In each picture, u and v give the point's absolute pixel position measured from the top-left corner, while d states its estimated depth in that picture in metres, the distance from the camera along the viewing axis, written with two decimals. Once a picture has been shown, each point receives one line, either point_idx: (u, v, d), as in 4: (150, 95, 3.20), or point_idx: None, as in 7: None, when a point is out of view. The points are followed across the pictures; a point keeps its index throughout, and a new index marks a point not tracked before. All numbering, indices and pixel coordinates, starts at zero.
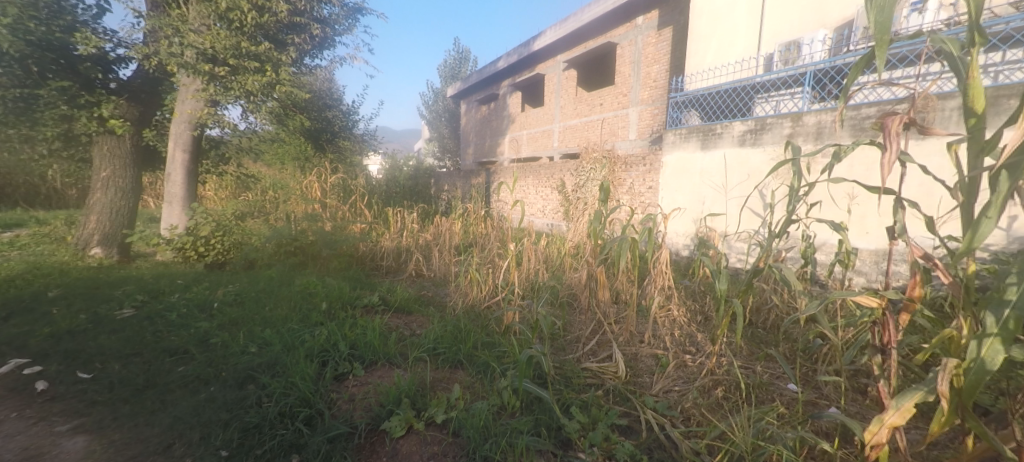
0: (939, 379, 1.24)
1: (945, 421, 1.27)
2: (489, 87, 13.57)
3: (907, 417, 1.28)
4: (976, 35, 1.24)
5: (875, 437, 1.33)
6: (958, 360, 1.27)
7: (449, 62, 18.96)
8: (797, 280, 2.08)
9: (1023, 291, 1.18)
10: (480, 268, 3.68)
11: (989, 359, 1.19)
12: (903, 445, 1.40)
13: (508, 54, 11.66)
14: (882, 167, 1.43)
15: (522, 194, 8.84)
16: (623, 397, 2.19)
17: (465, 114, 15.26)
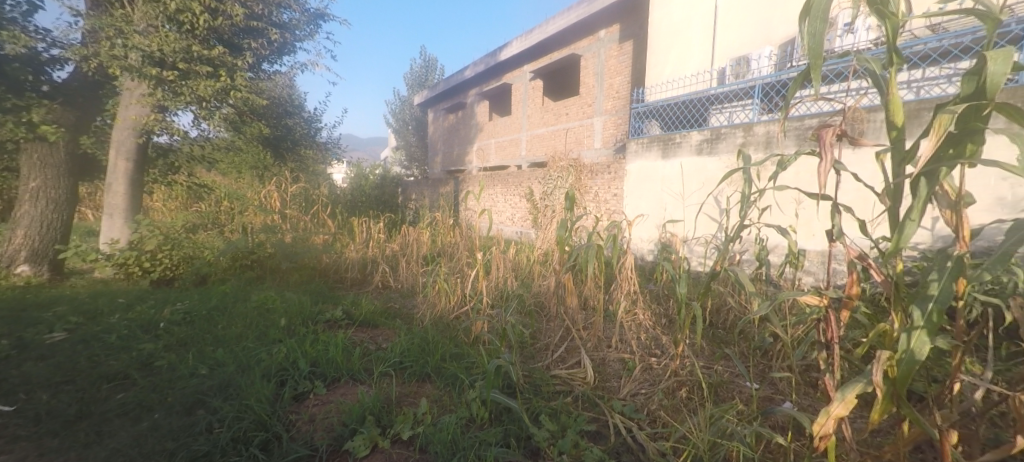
0: (874, 370, 1.25)
1: (882, 410, 1.27)
2: (456, 95, 13.55)
3: (851, 407, 1.27)
4: (894, 55, 1.28)
5: (823, 429, 1.31)
6: (892, 352, 1.27)
7: (416, 70, 18.82)
8: (750, 282, 2.14)
9: (944, 286, 1.19)
10: (448, 277, 3.62)
11: (917, 349, 1.19)
12: (848, 434, 1.39)
13: (475, 64, 11.70)
14: (820, 175, 1.48)
15: (489, 202, 8.84)
16: (592, 402, 2.19)
17: (432, 123, 15.17)
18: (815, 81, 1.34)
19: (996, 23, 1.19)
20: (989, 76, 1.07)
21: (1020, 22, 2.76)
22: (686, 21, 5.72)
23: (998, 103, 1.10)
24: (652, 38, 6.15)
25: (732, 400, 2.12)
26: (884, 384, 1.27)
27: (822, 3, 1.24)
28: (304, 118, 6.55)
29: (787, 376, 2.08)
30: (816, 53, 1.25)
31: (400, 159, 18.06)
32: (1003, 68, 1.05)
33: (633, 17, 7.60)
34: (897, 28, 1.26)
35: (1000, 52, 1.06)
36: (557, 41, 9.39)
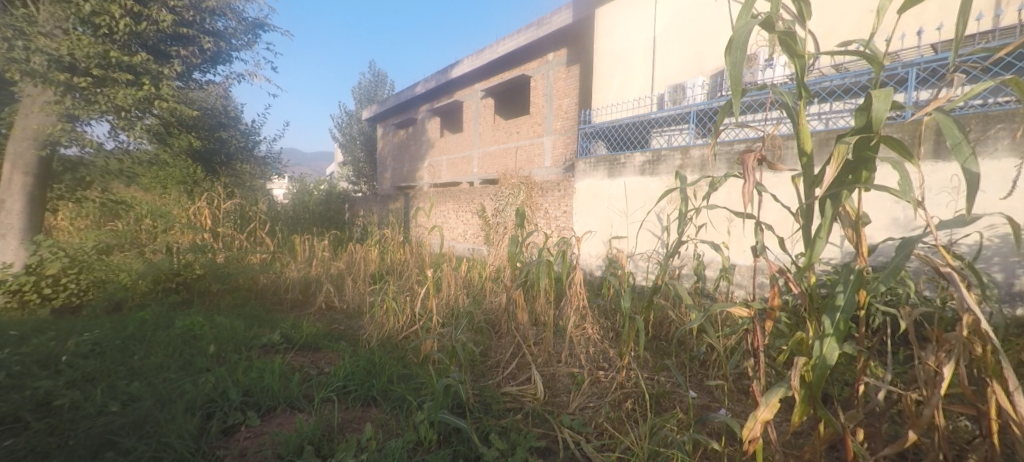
0: (792, 375, 1.32)
1: (801, 412, 1.34)
2: (407, 110, 13.39)
3: (775, 411, 1.32)
4: (802, 90, 1.38)
5: (751, 433, 1.35)
6: (808, 357, 1.34)
7: (365, 84, 18.42)
8: (689, 295, 2.23)
9: (848, 297, 1.28)
10: (397, 296, 3.50)
11: (828, 355, 1.26)
12: (773, 437, 1.45)
13: (426, 80, 11.66)
14: (744, 197, 1.57)
15: (440, 218, 8.75)
16: (541, 418, 2.18)
17: (382, 138, 14.85)
18: (737, 108, 1.41)
19: (879, 65, 1.30)
20: (874, 112, 1.16)
21: (904, 66, 3.06)
22: (628, 48, 6.01)
23: (883, 135, 1.20)
24: (598, 62, 6.40)
25: (672, 410, 2.18)
26: (802, 388, 1.34)
27: (742, 37, 1.30)
28: (241, 130, 6.23)
29: (720, 384, 2.16)
30: (736, 84, 1.30)
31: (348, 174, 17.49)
32: (885, 106, 1.15)
33: (581, 42, 7.89)
34: (805, 64, 1.36)
35: (884, 91, 1.17)
36: (508, 62, 9.56)
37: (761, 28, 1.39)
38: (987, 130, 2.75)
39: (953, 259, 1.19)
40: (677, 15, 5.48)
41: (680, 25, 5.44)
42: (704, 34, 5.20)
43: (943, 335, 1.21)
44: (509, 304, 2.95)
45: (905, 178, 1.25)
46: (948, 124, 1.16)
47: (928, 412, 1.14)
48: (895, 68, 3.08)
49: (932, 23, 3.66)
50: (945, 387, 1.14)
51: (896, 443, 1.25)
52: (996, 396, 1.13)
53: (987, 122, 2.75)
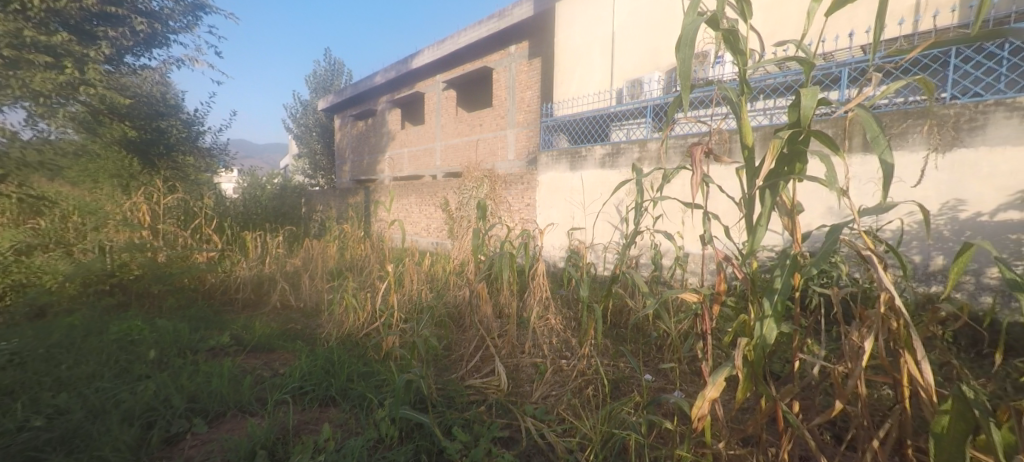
0: (735, 354, 1.36)
1: (744, 389, 1.39)
2: (366, 101, 13.01)
3: (721, 390, 1.36)
4: (744, 86, 1.42)
5: (699, 411, 1.40)
6: (749, 337, 1.40)
7: (320, 73, 17.67)
8: (644, 284, 2.28)
9: (785, 280, 1.33)
10: (357, 293, 3.41)
11: (767, 335, 1.32)
12: (721, 414, 1.50)
13: (385, 70, 11.33)
14: (692, 188, 1.62)
15: (401, 212, 8.59)
16: (505, 409, 2.18)
17: (340, 130, 14.36)
18: (685, 103, 1.43)
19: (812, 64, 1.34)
20: (802, 109, 1.21)
21: (838, 66, 3.21)
22: (588, 43, 6.07)
23: (812, 130, 1.25)
24: (557, 55, 6.42)
25: (630, 394, 2.24)
26: (745, 367, 1.39)
27: (689, 33, 1.31)
28: (182, 119, 5.96)
29: (674, 367, 2.24)
30: (684, 80, 1.32)
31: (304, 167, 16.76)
32: (813, 103, 1.19)
33: (542, 35, 7.90)
34: (747, 61, 1.40)
35: (811, 88, 1.21)
36: (468, 54, 9.46)
37: (706, 26, 1.41)
38: (907, 125, 2.96)
39: (874, 244, 1.26)
40: (634, 11, 5.57)
41: (638, 21, 5.53)
42: (660, 30, 5.31)
43: (867, 312, 1.28)
44: (472, 297, 2.93)
45: (833, 171, 1.31)
46: (868, 121, 1.20)
47: (851, 383, 1.19)
48: (830, 67, 3.23)
49: (861, 27, 3.91)
50: (865, 359, 1.18)
51: (825, 413, 1.31)
52: (906, 365, 1.17)
53: (906, 117, 2.96)
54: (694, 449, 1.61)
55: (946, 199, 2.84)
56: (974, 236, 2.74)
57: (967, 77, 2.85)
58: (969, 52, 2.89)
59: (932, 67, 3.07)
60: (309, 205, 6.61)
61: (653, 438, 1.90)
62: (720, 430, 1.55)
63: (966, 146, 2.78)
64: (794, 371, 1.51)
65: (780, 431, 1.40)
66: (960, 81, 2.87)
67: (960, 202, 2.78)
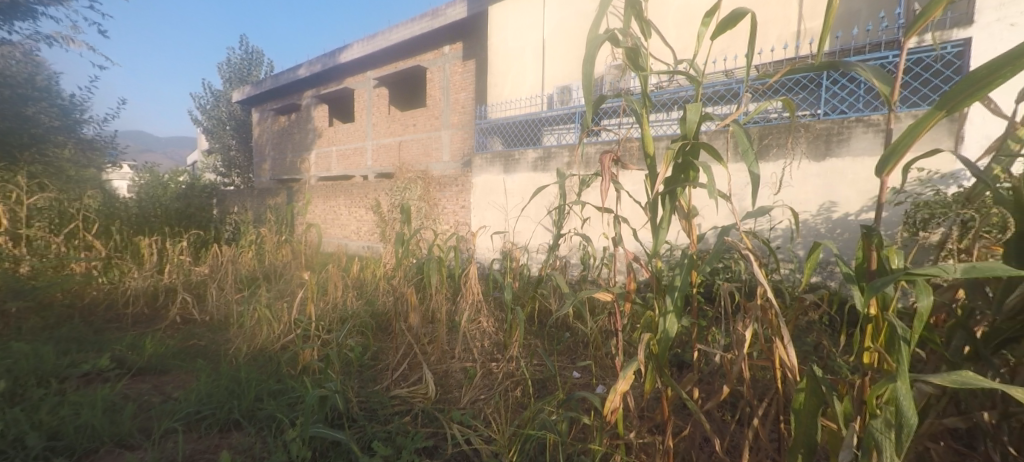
0: (640, 348, 1.44)
1: (652, 379, 1.48)
2: (288, 95, 12.19)
3: (631, 383, 1.42)
4: (645, 100, 1.52)
5: (611, 404, 1.46)
6: (654, 332, 1.48)
7: (235, 62, 15.86)
8: (565, 284, 2.34)
9: (680, 278, 1.43)
10: (273, 304, 3.16)
11: (669, 328, 1.42)
12: (632, 405, 1.58)
13: (310, 62, 10.68)
14: (602, 194, 1.69)
15: (328, 215, 8.15)
16: (431, 417, 2.13)
17: (259, 126, 13.37)
18: (592, 115, 1.49)
19: (700, 81, 1.45)
20: (688, 123, 1.31)
21: (736, 82, 3.55)
22: (520, 48, 6.15)
23: (699, 143, 1.35)
24: (490, 58, 6.43)
25: (554, 392, 2.29)
26: (651, 359, 1.48)
27: (593, 49, 1.38)
28: (50, 106, 5.21)
29: (595, 363, 2.31)
30: (588, 94, 1.38)
31: (216, 164, 15.04)
32: (696, 118, 1.29)
33: (475, 37, 7.93)
34: (648, 75, 1.49)
35: (695, 103, 1.30)
36: (399, 51, 9.21)
37: (610, 44, 1.49)
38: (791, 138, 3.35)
39: (753, 244, 1.37)
40: (564, 19, 5.76)
41: (567, 30, 5.73)
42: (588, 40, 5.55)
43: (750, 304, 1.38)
44: (400, 303, 2.84)
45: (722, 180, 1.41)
46: (739, 133, 1.28)
47: (736, 368, 1.30)
48: (731, 83, 3.56)
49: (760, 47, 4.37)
50: (747, 345, 1.29)
51: (717, 397, 1.41)
52: (777, 349, 1.23)
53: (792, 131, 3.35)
54: (608, 441, 1.68)
55: (823, 201, 3.23)
56: (843, 234, 3.13)
57: (836, 97, 3.29)
58: (836, 76, 3.31)
59: (808, 87, 3.47)
60: (225, 204, 6.06)
61: (573, 434, 1.94)
62: (632, 421, 1.63)
63: (836, 156, 3.18)
64: (696, 361, 1.64)
65: (683, 417, 1.49)
66: (830, 100, 3.30)
67: (832, 205, 3.17)
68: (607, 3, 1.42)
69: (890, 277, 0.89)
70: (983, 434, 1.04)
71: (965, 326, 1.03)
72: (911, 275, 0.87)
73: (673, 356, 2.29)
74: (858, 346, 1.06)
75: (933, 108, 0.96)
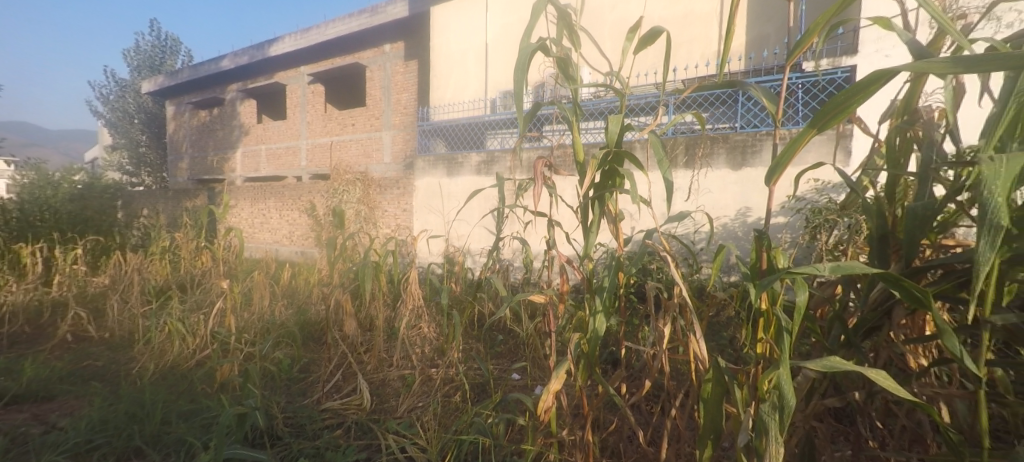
0: (570, 347, 1.48)
1: (583, 376, 1.53)
2: (209, 89, 11.26)
3: (562, 382, 1.46)
4: (575, 109, 1.56)
5: (545, 404, 1.49)
6: (584, 332, 1.53)
7: (145, 48, 14.24)
8: (502, 287, 2.35)
9: (608, 280, 1.48)
10: (188, 317, 2.89)
11: (599, 328, 1.47)
12: (565, 404, 1.61)
13: (236, 53, 9.93)
14: (534, 198, 1.72)
15: (255, 218, 7.63)
16: (365, 429, 2.04)
17: (174, 121, 12.25)
18: (524, 123, 1.51)
19: (624, 92, 1.51)
20: (611, 133, 1.38)
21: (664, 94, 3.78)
22: (463, 50, 6.11)
23: (621, 151, 1.41)
24: (432, 59, 6.34)
25: (495, 395, 2.29)
26: (583, 358, 1.52)
27: (525, 57, 1.40)
28: None
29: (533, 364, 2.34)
30: (518, 102, 1.39)
31: (121, 160, 13.31)
32: (617, 129, 1.36)
33: (417, 37, 7.81)
34: (578, 85, 1.54)
35: (616, 115, 1.37)
36: (336, 48, 8.82)
37: (542, 53, 1.52)
38: (713, 148, 3.63)
39: (671, 248, 1.44)
40: (506, 25, 5.82)
41: (510, 36, 5.80)
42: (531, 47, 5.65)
43: (668, 302, 1.46)
44: (333, 311, 2.72)
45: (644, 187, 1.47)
46: (656, 144, 1.34)
47: (657, 363, 1.37)
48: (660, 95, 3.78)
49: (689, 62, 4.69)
50: (666, 340, 1.36)
51: (643, 392, 1.48)
52: (691, 342, 1.31)
53: (714, 142, 3.63)
54: (541, 440, 1.70)
55: (739, 207, 3.51)
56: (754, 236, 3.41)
57: (750, 113, 3.62)
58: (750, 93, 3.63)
59: (727, 101, 3.78)
60: (132, 206, 5.46)
61: (510, 436, 1.95)
62: (565, 419, 1.67)
63: (751, 166, 3.47)
64: (625, 358, 1.71)
65: (610, 412, 1.54)
66: (745, 115, 3.62)
67: (748, 211, 3.45)
68: (538, 12, 1.43)
69: (774, 276, 0.98)
70: (859, 412, 1.15)
71: (840, 318, 1.11)
72: (792, 274, 0.95)
73: (607, 355, 2.37)
74: (754, 338, 1.16)
75: (806, 126, 0.95)
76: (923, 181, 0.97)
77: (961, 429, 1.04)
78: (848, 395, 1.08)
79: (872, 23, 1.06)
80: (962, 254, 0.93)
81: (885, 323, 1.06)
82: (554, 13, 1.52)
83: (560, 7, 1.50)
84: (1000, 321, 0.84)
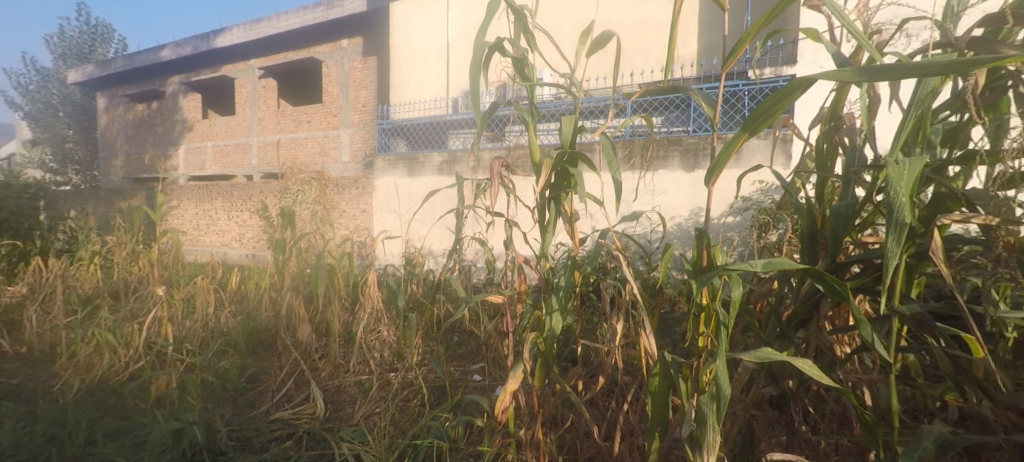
0: (526, 347, 1.49)
1: (540, 376, 1.54)
2: (145, 81, 10.50)
3: (519, 382, 1.47)
4: (532, 111, 1.57)
5: (502, 404, 1.49)
6: (540, 331, 1.55)
7: (72, 35, 13.05)
8: (462, 288, 2.32)
9: (563, 278, 1.51)
10: (121, 327, 2.67)
11: (554, 327, 1.49)
12: (523, 403, 1.62)
13: (176, 43, 9.30)
14: (491, 198, 1.71)
15: (199, 219, 7.19)
16: (317, 439, 1.97)
17: (107, 114, 11.33)
18: (480, 123, 1.51)
19: (579, 95, 1.54)
20: (565, 135, 1.41)
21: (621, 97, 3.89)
22: (423, 48, 6.02)
23: (575, 153, 1.44)
24: (391, 56, 6.21)
25: (455, 397, 2.27)
26: (541, 358, 1.54)
27: (480, 57, 1.39)
28: None
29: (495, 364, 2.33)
30: (473, 102, 1.39)
31: (43, 156, 12.12)
32: (570, 130, 1.40)
33: (376, 34, 7.63)
34: (534, 86, 1.55)
35: (568, 116, 1.39)
36: (288, 41, 8.46)
37: (498, 54, 1.51)
38: (669, 150, 3.77)
39: (624, 247, 1.48)
40: (469, 25, 5.79)
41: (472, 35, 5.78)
42: None
43: (621, 300, 1.50)
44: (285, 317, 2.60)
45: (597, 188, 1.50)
46: (608, 146, 1.38)
47: (610, 359, 1.40)
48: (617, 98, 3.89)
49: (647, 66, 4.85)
50: (618, 337, 1.40)
51: (597, 388, 1.50)
52: (641, 338, 1.35)
53: (669, 145, 3.77)
54: (499, 441, 1.70)
55: (692, 207, 3.66)
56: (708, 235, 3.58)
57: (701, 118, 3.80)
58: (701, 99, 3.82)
59: (680, 106, 3.94)
60: (57, 207, 5.00)
61: (469, 438, 1.93)
62: (523, 418, 1.68)
63: (703, 168, 3.63)
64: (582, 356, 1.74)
65: (565, 410, 1.57)
66: (697, 119, 3.80)
67: (701, 211, 3.58)
68: (494, 12, 1.43)
69: (713, 272, 1.03)
70: (792, 398, 1.23)
71: (776, 312, 1.17)
72: (729, 271, 1.00)
73: (571, 353, 2.40)
74: (697, 332, 1.21)
75: (739, 130, 1.00)
76: (845, 182, 1.04)
77: (880, 411, 1.14)
78: (782, 384, 1.15)
79: (803, 35, 1.13)
80: (878, 251, 1.00)
81: (814, 314, 1.13)
82: (511, 13, 1.51)
83: (516, 8, 1.49)
84: (908, 311, 0.93)
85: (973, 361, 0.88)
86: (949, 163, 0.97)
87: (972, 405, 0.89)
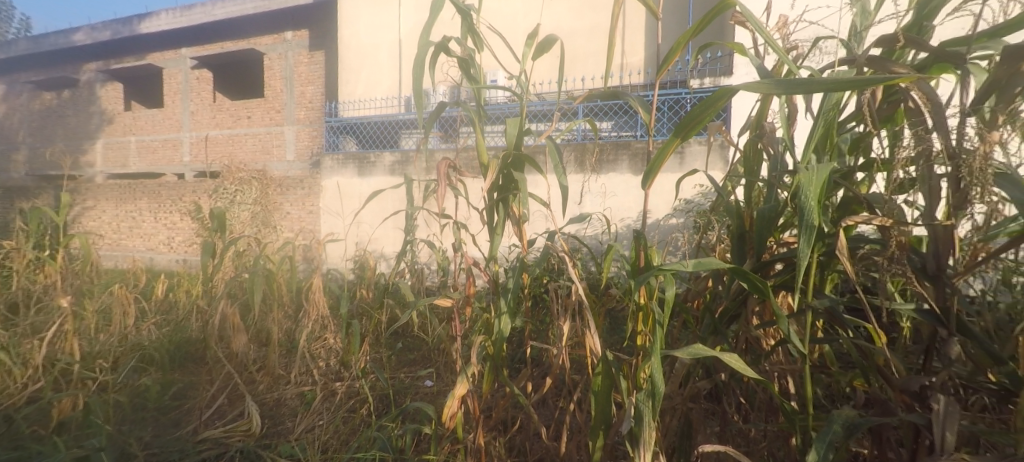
0: (474, 351, 1.47)
1: (488, 380, 1.53)
2: (54, 67, 9.46)
3: (466, 387, 1.45)
4: (478, 112, 1.56)
5: (449, 410, 1.47)
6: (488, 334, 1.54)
7: None
8: (411, 293, 2.25)
9: (511, 281, 1.51)
10: (23, 342, 2.38)
11: (502, 329, 1.49)
12: (472, 408, 1.61)
13: (92, 27, 8.46)
14: (437, 199, 1.69)
15: (119, 221, 6.58)
16: (251, 457, 1.84)
17: (7, 103, 10.12)
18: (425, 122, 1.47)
19: (525, 97, 1.55)
20: (510, 137, 1.41)
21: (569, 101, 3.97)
22: (375, 44, 5.86)
23: (520, 155, 1.44)
24: (339, 51, 5.98)
25: (404, 404, 2.21)
26: (489, 362, 1.53)
27: (425, 55, 1.36)
28: None
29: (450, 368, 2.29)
30: (417, 102, 1.36)
31: None
32: (515, 132, 1.40)
33: (323, 27, 7.33)
34: (481, 87, 1.54)
35: (513, 119, 1.39)
36: (225, 31, 7.94)
37: (444, 54, 1.49)
38: (618, 154, 3.91)
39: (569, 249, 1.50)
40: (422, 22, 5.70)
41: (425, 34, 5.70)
42: None
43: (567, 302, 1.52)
44: (217, 327, 2.42)
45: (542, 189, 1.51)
46: (552, 150, 1.40)
47: (556, 360, 1.42)
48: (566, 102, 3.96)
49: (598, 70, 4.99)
50: (564, 338, 1.42)
51: (545, 390, 1.52)
52: (586, 338, 1.38)
53: (618, 148, 3.90)
54: (447, 448, 1.67)
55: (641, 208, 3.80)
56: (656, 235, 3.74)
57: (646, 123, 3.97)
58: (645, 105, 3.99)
59: (625, 111, 4.09)
60: None
61: (418, 447, 1.88)
62: (472, 423, 1.66)
63: None
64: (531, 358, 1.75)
65: (514, 413, 1.57)
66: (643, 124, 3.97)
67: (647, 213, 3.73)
68: (439, 11, 1.40)
69: (649, 272, 1.06)
70: (725, 391, 1.30)
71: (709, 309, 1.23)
72: (663, 271, 1.04)
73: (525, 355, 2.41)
74: (636, 331, 1.25)
75: (671, 135, 1.04)
76: (768, 187, 1.11)
77: (801, 399, 1.22)
78: (715, 378, 1.22)
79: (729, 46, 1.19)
80: (795, 250, 1.08)
81: (742, 310, 1.20)
82: (457, 12, 1.49)
83: (461, 7, 1.48)
84: (821, 305, 1.01)
85: (874, 349, 0.97)
86: (854, 169, 1.06)
87: (875, 390, 0.98)
